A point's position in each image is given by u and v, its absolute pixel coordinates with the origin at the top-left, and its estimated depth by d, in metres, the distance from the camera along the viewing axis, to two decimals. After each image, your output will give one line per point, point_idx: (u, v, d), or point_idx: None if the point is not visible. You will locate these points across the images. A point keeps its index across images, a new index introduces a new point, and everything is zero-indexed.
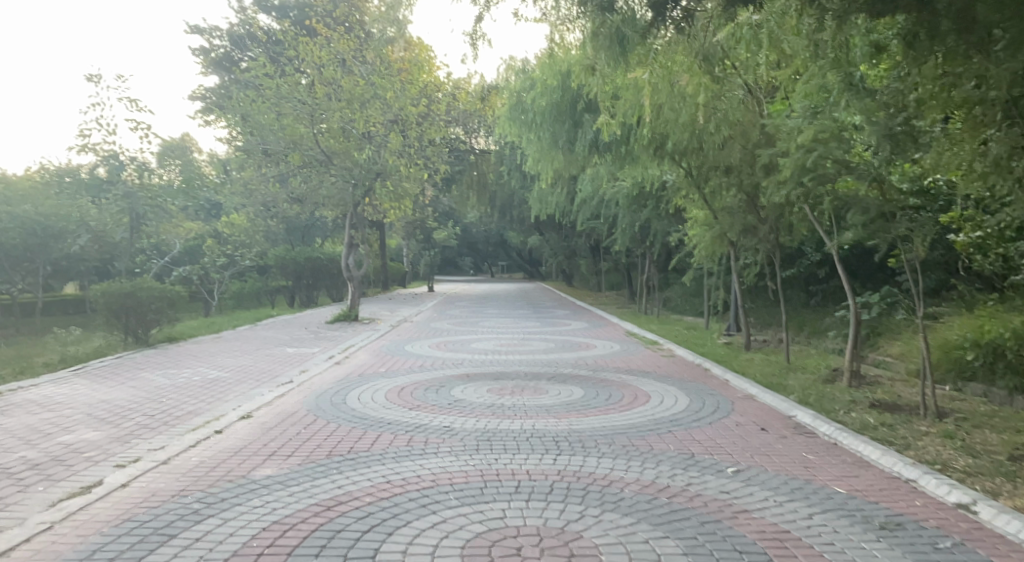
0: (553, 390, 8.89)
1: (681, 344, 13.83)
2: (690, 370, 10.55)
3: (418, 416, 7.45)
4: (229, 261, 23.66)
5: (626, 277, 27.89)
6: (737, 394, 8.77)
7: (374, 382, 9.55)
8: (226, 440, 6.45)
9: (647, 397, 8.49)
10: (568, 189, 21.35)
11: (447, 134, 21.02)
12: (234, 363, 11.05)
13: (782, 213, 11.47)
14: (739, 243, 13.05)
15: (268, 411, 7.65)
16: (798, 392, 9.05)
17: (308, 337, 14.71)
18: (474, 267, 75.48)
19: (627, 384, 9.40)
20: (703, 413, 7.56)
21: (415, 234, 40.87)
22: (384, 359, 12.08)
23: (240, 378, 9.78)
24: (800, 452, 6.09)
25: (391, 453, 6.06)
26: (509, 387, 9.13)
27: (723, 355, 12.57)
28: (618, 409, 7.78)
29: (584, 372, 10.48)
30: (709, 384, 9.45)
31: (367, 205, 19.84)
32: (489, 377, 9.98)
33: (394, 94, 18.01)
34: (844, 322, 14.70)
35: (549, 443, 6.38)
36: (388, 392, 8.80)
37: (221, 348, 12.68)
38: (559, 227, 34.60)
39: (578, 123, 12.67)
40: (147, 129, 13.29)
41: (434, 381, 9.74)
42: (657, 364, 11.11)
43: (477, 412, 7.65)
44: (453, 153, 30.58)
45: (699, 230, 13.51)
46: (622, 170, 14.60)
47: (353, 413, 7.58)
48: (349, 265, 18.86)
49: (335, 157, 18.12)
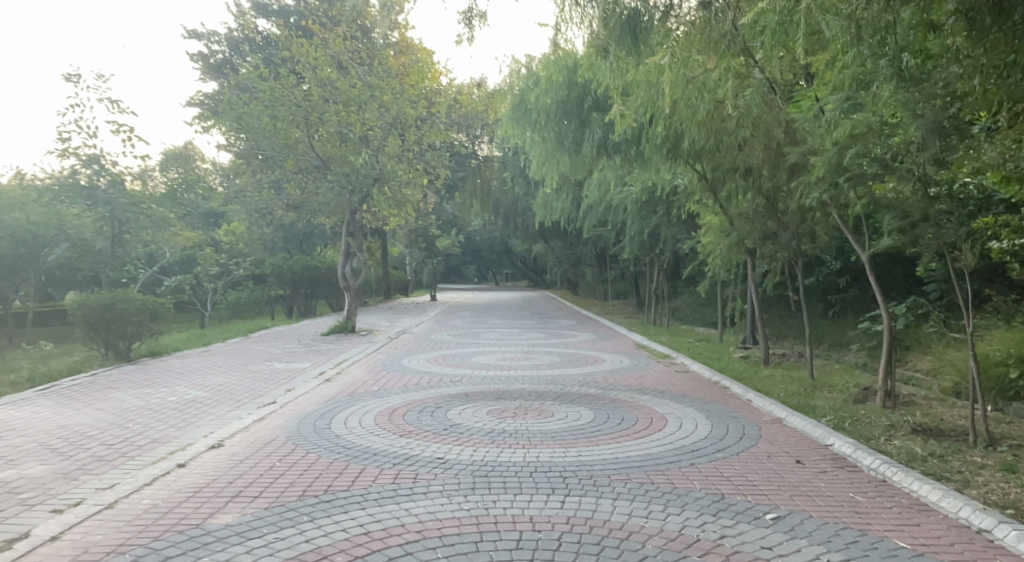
0: (560, 413, 8.08)
1: (695, 358, 13.00)
2: (708, 389, 9.72)
3: (408, 446, 6.64)
4: (224, 270, 22.95)
5: (634, 286, 27.06)
6: (763, 418, 7.93)
7: (363, 404, 8.75)
8: (188, 476, 5.67)
9: (663, 421, 7.67)
10: (574, 195, 20.60)
11: (448, 138, 20.32)
12: (215, 381, 10.27)
13: (805, 218, 10.67)
14: (757, 251, 12.25)
15: (243, 439, 6.87)
16: (830, 414, 8.21)
17: (300, 351, 13.94)
18: (478, 276, 74.76)
19: (640, 405, 8.57)
20: (728, 441, 6.75)
21: (418, 241, 40.17)
22: (378, 375, 11.29)
23: (219, 398, 9.01)
24: (846, 493, 5.26)
25: (373, 493, 5.25)
26: (511, 409, 8.31)
27: (741, 370, 11.73)
28: (632, 436, 6.97)
29: (593, 390, 9.67)
30: (730, 405, 8.63)
31: (366, 212, 19.13)
32: (490, 397, 9.17)
33: (392, 96, 17.42)
34: (868, 334, 13.85)
35: (556, 480, 5.55)
36: (378, 415, 8.00)
37: (205, 364, 11.91)
38: (564, 235, 33.85)
39: (586, 123, 11.75)
40: (130, 131, 12.61)
41: (430, 401, 8.92)
42: (671, 382, 10.28)
43: (475, 440, 6.84)
44: (456, 159, 29.92)
45: (713, 237, 12.72)
46: (631, 174, 13.87)
47: (335, 442, 6.77)
48: (346, 274, 18.11)
49: (331, 162, 17.42)
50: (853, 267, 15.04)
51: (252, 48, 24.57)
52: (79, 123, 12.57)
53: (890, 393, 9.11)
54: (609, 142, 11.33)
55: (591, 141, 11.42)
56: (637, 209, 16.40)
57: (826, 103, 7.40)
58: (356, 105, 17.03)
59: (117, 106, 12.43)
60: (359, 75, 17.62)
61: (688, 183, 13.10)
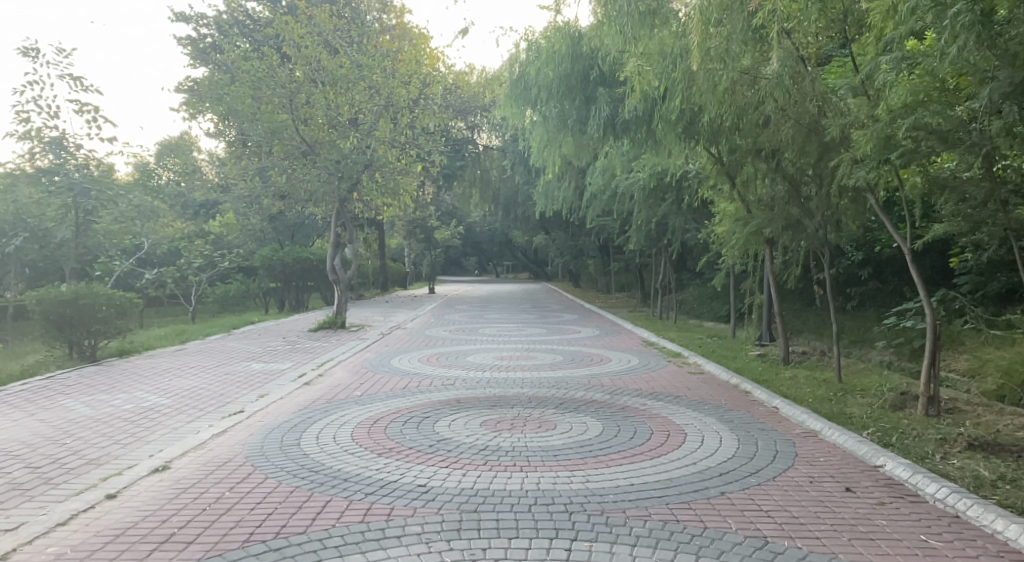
0: (562, 424, 7.11)
1: (707, 356, 12.01)
2: (727, 394, 8.72)
3: (386, 469, 5.66)
4: (209, 262, 21.94)
5: (639, 278, 26.08)
6: (795, 430, 6.95)
7: (342, 413, 7.78)
8: (115, 511, 4.70)
9: (681, 434, 6.69)
10: (577, 183, 19.54)
11: (444, 122, 19.29)
12: (181, 385, 9.28)
13: (833, 203, 9.66)
14: (777, 241, 11.24)
15: (196, 459, 5.91)
16: (870, 426, 7.22)
17: (282, 350, 12.95)
18: (479, 268, 73.81)
19: (653, 414, 7.60)
20: (761, 463, 5.77)
21: (416, 233, 39.16)
22: (364, 377, 10.32)
23: (182, 406, 8.03)
24: (916, 535, 4.29)
25: (337, 536, 4.28)
26: (508, 420, 7.32)
27: (761, 371, 10.74)
28: (647, 455, 5.99)
29: (600, 395, 8.70)
30: (755, 414, 7.65)
31: (356, 200, 18.11)
32: (484, 404, 8.19)
33: (381, 77, 16.41)
34: (894, 331, 12.87)
35: (559, 517, 4.59)
36: (356, 427, 7.02)
37: (175, 364, 10.92)
38: (566, 226, 32.83)
39: (591, 100, 10.72)
40: (94, 111, 11.58)
41: (417, 410, 7.95)
42: (685, 385, 9.29)
43: (464, 461, 5.86)
44: (454, 146, 28.87)
45: (730, 226, 11.69)
46: (640, 157, 12.83)
47: (302, 463, 5.80)
48: (336, 267, 17.09)
49: (319, 147, 16.36)
50: (875, 257, 14.04)
51: (240, 30, 23.47)
52: (39, 103, 11.55)
53: (932, 399, 8.13)
54: (619, 121, 10.28)
55: (597, 119, 10.36)
56: (644, 197, 15.36)
57: (873, 66, 6.37)
58: (346, 86, 15.96)
59: (80, 84, 11.37)
60: (348, 55, 16.52)
61: (702, 167, 12.06)
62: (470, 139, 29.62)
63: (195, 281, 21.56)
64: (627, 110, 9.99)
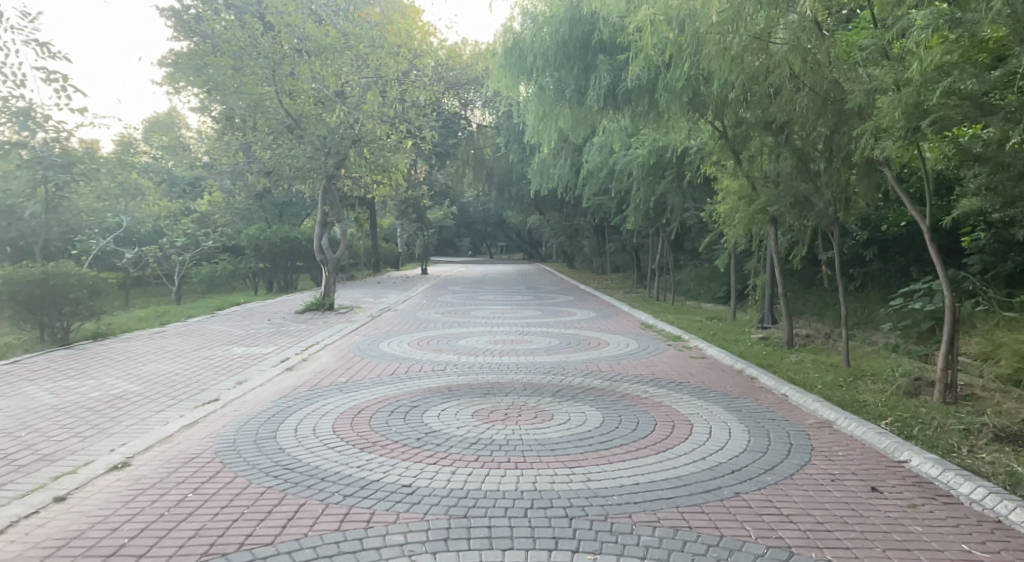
0: (559, 414, 6.63)
1: (709, 340, 11.55)
2: (732, 380, 8.26)
3: (368, 466, 5.18)
4: (192, 242, 21.31)
5: (635, 259, 25.61)
6: (809, 420, 6.49)
7: (325, 402, 7.27)
8: (62, 517, 4.21)
9: (687, 426, 6.23)
10: (573, 160, 18.94)
11: (435, 96, 18.60)
12: (155, 370, 8.75)
13: (845, 178, 9.13)
14: (784, 220, 10.73)
15: (160, 454, 5.42)
16: (887, 415, 6.76)
17: (265, 332, 12.42)
18: (473, 249, 73.22)
19: (656, 403, 7.12)
20: (776, 459, 5.31)
21: (409, 213, 38.48)
22: (350, 362, 9.80)
23: (152, 393, 7.50)
24: (958, 546, 3.83)
25: (308, 547, 3.80)
26: (501, 410, 6.83)
27: (765, 356, 10.28)
28: (652, 450, 5.52)
29: (598, 382, 8.23)
30: (764, 402, 7.18)
31: (344, 177, 17.46)
32: (476, 392, 7.71)
33: (367, 46, 15.73)
34: (901, 313, 12.44)
35: (558, 523, 4.12)
36: (338, 418, 6.52)
37: (151, 348, 10.38)
38: (561, 206, 32.25)
39: (590, 68, 10.11)
40: (64, 80, 10.91)
41: (404, 399, 7.45)
42: (687, 371, 8.84)
43: (453, 457, 5.38)
44: (446, 123, 28.16)
45: (735, 203, 11.16)
46: (640, 131, 12.26)
47: (277, 460, 5.30)
48: (323, 246, 16.50)
49: (303, 121, 15.67)
50: (881, 238, 13.58)
51: None
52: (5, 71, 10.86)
53: (949, 386, 7.68)
54: (620, 91, 9.70)
55: (596, 88, 9.76)
56: (643, 174, 14.80)
57: (903, 24, 5.80)
58: (332, 57, 15.25)
59: (48, 51, 10.64)
60: (334, 24, 15.79)
61: (705, 140, 11.50)
62: (463, 116, 28.90)
63: (178, 261, 20.97)
64: (628, 79, 9.41)
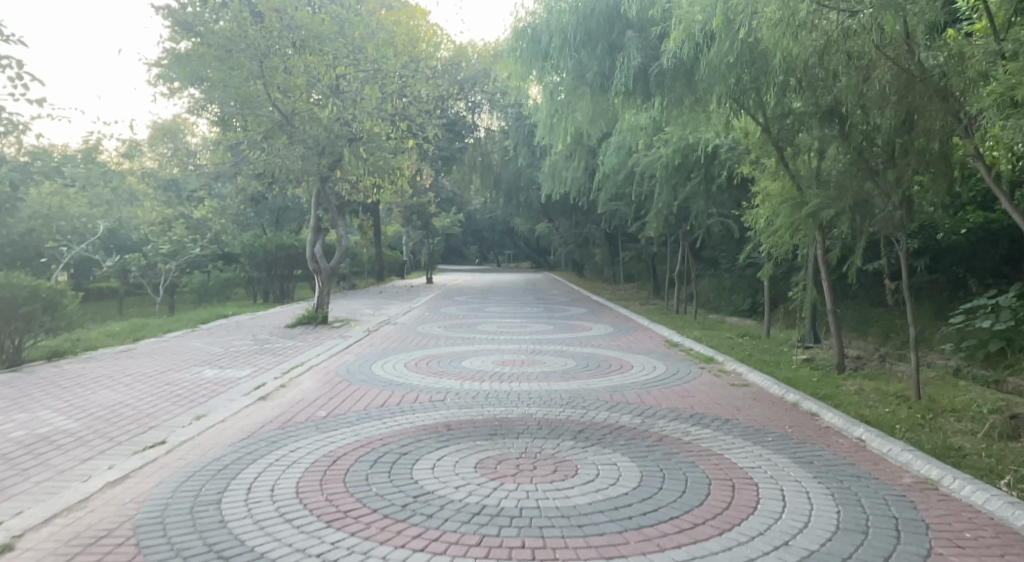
0: (586, 467, 5.24)
1: (746, 362, 10.17)
2: (790, 418, 6.85)
3: (332, 551, 3.82)
4: (179, 249, 20.24)
5: (651, 269, 24.28)
6: (906, 479, 5.09)
7: (295, 446, 5.92)
8: None
9: (751, 488, 4.85)
10: (587, 162, 17.68)
11: (440, 93, 17.36)
12: (104, 400, 7.43)
13: (915, 177, 7.77)
14: (836, 226, 9.36)
15: (60, 532, 4.09)
16: (998, 469, 5.36)
17: (247, 350, 11.11)
18: (480, 256, 72.00)
19: (704, 450, 5.74)
20: (885, 546, 3.91)
21: (414, 220, 37.32)
22: (336, 390, 8.41)
23: (87, 433, 6.17)
24: None
25: None
26: (512, 460, 5.46)
27: (816, 382, 8.87)
28: (714, 529, 4.13)
29: (627, 418, 6.87)
30: (839, 450, 5.79)
31: (339, 179, 16.28)
32: (482, 433, 6.31)
33: (363, 33, 14.67)
34: (961, 331, 11.05)
35: None
36: (306, 472, 5.17)
37: (111, 371, 9.09)
38: (571, 213, 31.02)
39: (616, 49, 8.78)
40: (20, 67, 9.67)
41: (393, 441, 6.10)
42: (733, 405, 7.42)
43: (448, 537, 4.01)
44: (452, 126, 27.00)
45: (778, 205, 9.78)
46: (668, 122, 10.93)
47: (212, 542, 3.95)
48: (316, 254, 15.18)
49: (295, 119, 14.46)
50: (934, 247, 12.24)
51: None
52: None
53: None
54: (653, 72, 8.35)
55: (623, 71, 8.43)
56: (667, 175, 13.47)
57: None
58: (329, 46, 14.09)
59: (2, 34, 9.45)
60: (329, 12, 14.65)
61: (748, 131, 10.16)
62: (470, 119, 27.72)
63: (164, 270, 19.88)
64: (664, 57, 8.09)
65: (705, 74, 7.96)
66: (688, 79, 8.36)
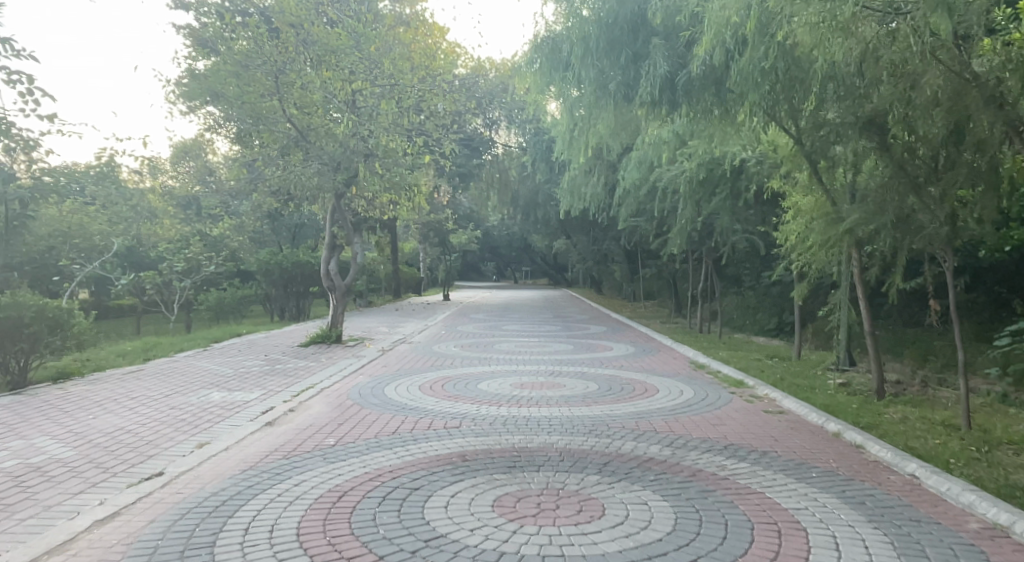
0: (613, 508, 4.78)
1: (778, 387, 9.64)
2: (833, 450, 6.33)
3: None
4: (193, 267, 20.23)
5: (672, 287, 23.76)
6: (972, 526, 4.57)
7: (301, 479, 5.52)
8: None
9: (800, 535, 4.35)
10: (607, 177, 17.28)
11: (458, 108, 17.08)
12: (104, 426, 7.09)
13: (962, 191, 7.27)
14: (875, 242, 8.85)
15: None
16: None
17: (257, 371, 10.77)
18: (497, 273, 71.70)
19: (743, 489, 5.24)
20: None
21: (431, 236, 37.14)
22: (347, 414, 8.02)
23: (81, 463, 5.81)
24: None
25: None
26: (534, 498, 5.01)
27: (856, 410, 8.32)
28: None
29: (656, 449, 6.38)
30: (892, 489, 5.27)
31: (355, 195, 16.04)
32: (500, 465, 5.86)
33: (378, 47, 14.27)
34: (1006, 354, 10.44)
35: None
36: (309, 511, 4.76)
37: (115, 393, 8.77)
38: (590, 229, 30.61)
39: (642, 58, 8.41)
40: (30, 82, 9.49)
41: (405, 474, 5.68)
42: (769, 435, 6.92)
43: None
44: (470, 142, 26.78)
45: (812, 220, 9.31)
46: (695, 134, 10.52)
47: None
48: (331, 271, 14.88)
49: (310, 135, 14.23)
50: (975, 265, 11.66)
51: None
52: None
53: None
54: (681, 80, 7.95)
55: (650, 80, 8.04)
56: (692, 189, 13.02)
57: None
58: (343, 60, 13.63)
59: (12, 48, 9.28)
60: (344, 25, 14.35)
61: (782, 144, 9.73)
62: (488, 135, 27.49)
63: (179, 288, 19.84)
64: (694, 64, 7.68)
65: (737, 82, 7.55)
66: (719, 86, 7.97)
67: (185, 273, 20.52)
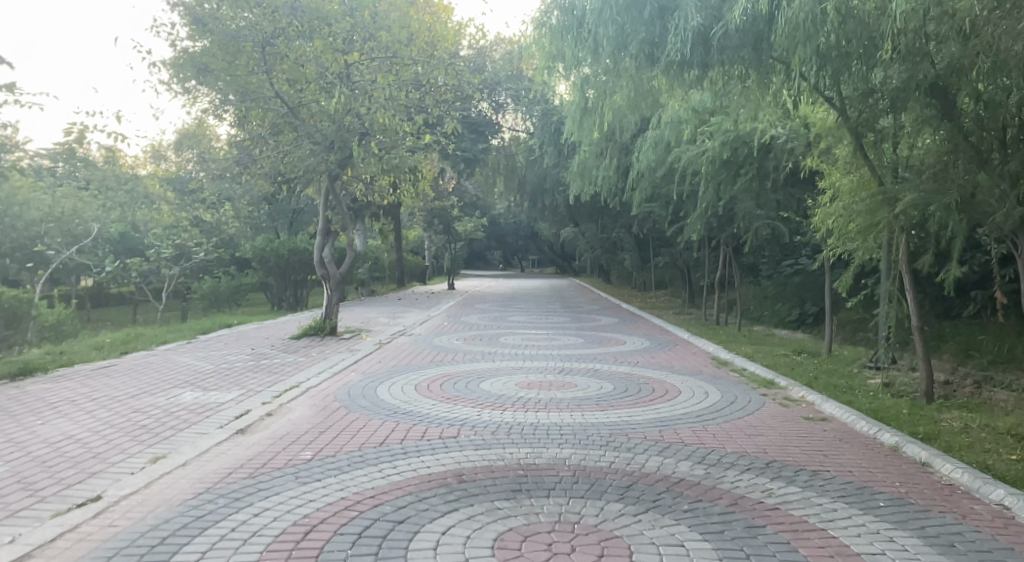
0: (644, 553, 3.83)
1: (812, 387, 8.68)
2: (897, 470, 5.39)
3: None
4: (182, 254, 19.53)
5: (685, 276, 22.80)
6: None
7: (263, 506, 4.60)
8: None
9: None
10: (619, 159, 16.32)
11: (460, 86, 16.10)
12: (50, 434, 6.19)
13: None
14: (928, 227, 7.87)
15: None
16: None
17: (240, 367, 9.88)
18: (503, 261, 70.73)
19: (800, 524, 4.29)
20: None
21: (435, 225, 36.26)
22: (332, 420, 7.08)
23: (6, 483, 4.91)
24: None
25: None
26: (543, 535, 4.08)
27: (906, 415, 7.37)
28: None
29: (686, 468, 5.44)
30: (984, 525, 4.32)
31: (351, 176, 15.11)
32: (504, 487, 4.93)
33: (372, 12, 13.38)
34: None
35: None
36: (266, 554, 3.83)
37: (76, 392, 7.88)
38: (598, 216, 29.64)
39: (667, 15, 7.41)
40: None
41: (391, 499, 4.76)
42: (816, 448, 5.97)
43: None
44: (474, 126, 25.81)
45: (856, 201, 8.32)
46: (724, 103, 9.53)
47: None
48: (325, 258, 13.97)
49: (302, 111, 13.33)
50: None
51: None
52: None
53: None
54: (716, 35, 6.91)
55: (677, 38, 7.02)
56: (713, 171, 12.04)
57: None
58: (336, 30, 12.78)
59: None
60: None
61: (825, 116, 8.74)
62: (493, 119, 26.55)
63: (167, 275, 19.07)
64: (735, 13, 6.65)
65: (782, 36, 6.55)
66: (760, 39, 7.04)
67: (175, 260, 19.75)
